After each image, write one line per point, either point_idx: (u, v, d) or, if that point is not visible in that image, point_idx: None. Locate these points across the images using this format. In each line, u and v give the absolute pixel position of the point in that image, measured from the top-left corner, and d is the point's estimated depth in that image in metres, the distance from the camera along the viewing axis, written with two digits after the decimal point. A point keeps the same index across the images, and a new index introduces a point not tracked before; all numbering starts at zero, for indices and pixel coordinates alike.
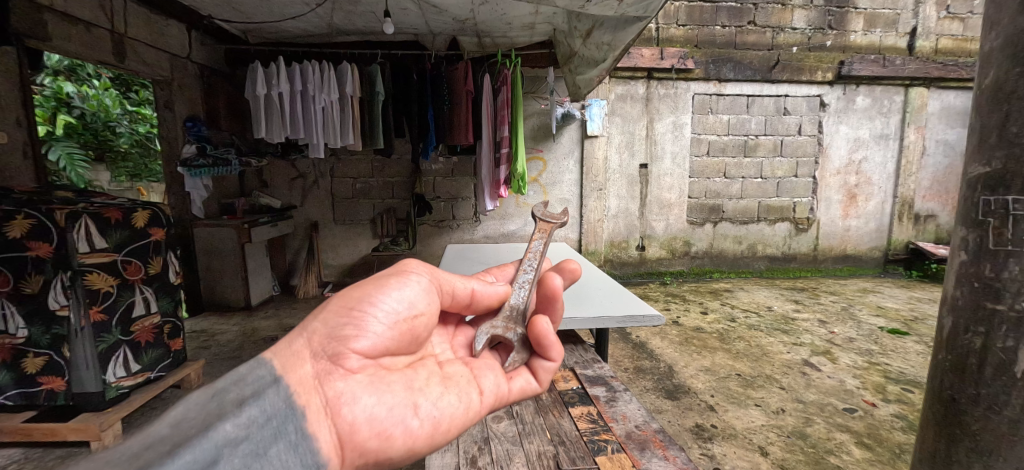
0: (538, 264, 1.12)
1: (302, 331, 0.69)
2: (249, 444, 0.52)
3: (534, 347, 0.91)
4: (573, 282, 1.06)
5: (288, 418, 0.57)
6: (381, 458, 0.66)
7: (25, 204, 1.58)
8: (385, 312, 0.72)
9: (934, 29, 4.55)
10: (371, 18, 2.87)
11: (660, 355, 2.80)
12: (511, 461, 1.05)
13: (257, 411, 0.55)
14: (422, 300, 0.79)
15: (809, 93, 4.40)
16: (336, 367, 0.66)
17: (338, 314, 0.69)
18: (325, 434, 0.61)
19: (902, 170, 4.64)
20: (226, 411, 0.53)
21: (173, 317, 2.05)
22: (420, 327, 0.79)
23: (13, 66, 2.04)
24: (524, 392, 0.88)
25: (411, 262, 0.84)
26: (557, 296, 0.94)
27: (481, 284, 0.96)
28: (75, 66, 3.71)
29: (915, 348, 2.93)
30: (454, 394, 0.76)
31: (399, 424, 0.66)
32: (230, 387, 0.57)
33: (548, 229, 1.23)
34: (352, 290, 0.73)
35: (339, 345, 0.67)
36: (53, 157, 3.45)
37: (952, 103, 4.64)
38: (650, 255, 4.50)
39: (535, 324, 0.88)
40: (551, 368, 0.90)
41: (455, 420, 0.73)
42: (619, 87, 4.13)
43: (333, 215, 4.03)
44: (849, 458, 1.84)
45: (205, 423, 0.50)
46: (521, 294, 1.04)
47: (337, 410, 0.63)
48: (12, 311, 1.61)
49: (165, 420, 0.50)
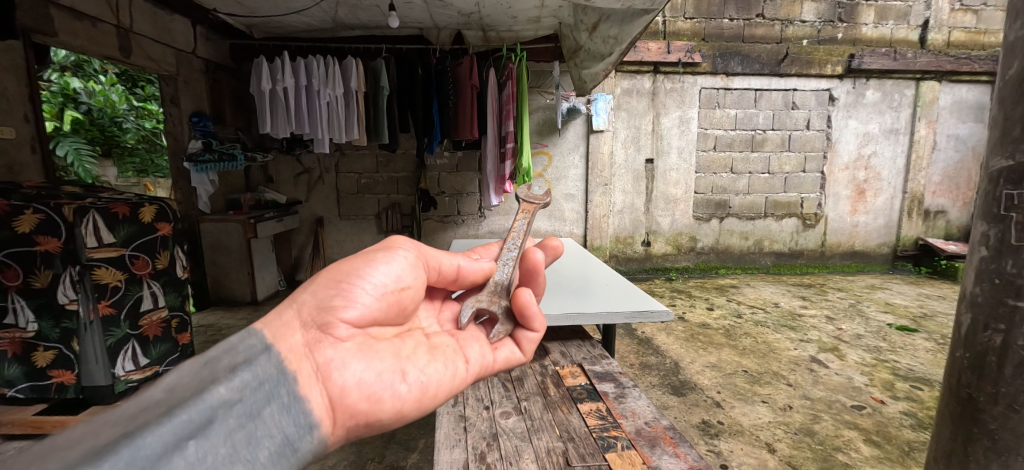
0: (522, 243, 1.06)
1: (291, 303, 0.67)
2: (243, 407, 0.51)
3: (517, 318, 0.92)
4: (556, 259, 1.08)
5: (280, 382, 0.56)
6: (371, 421, 0.65)
7: (33, 200, 1.59)
8: (374, 285, 0.72)
9: (947, 22, 4.46)
10: (376, 13, 2.85)
11: (665, 351, 2.78)
12: (520, 457, 1.05)
13: (250, 376, 0.53)
14: (408, 274, 0.79)
15: (818, 87, 4.33)
16: (326, 336, 0.65)
17: (326, 286, 0.69)
18: (316, 397, 0.59)
19: (912, 165, 4.58)
20: (219, 377, 0.51)
21: (181, 311, 2.07)
22: (407, 300, 0.78)
23: (20, 61, 2.05)
24: (509, 363, 0.89)
25: (398, 237, 0.84)
26: (539, 270, 0.99)
27: (466, 261, 0.95)
28: (81, 62, 3.77)
29: (925, 346, 2.89)
30: (441, 362, 0.76)
31: (389, 389, 0.66)
32: (222, 355, 0.55)
33: (532, 210, 1.15)
34: (340, 264, 0.72)
35: (328, 314, 0.66)
36: (61, 153, 3.47)
37: (965, 97, 4.55)
38: (656, 250, 4.48)
39: (518, 295, 0.89)
40: (535, 337, 0.90)
41: (443, 386, 0.74)
42: (625, 81, 4.10)
43: (338, 211, 4.03)
44: (858, 455, 1.83)
45: (198, 387, 0.49)
46: (505, 271, 1.00)
47: (327, 375, 0.62)
48: (20, 304, 1.61)
49: (158, 385, 0.49)
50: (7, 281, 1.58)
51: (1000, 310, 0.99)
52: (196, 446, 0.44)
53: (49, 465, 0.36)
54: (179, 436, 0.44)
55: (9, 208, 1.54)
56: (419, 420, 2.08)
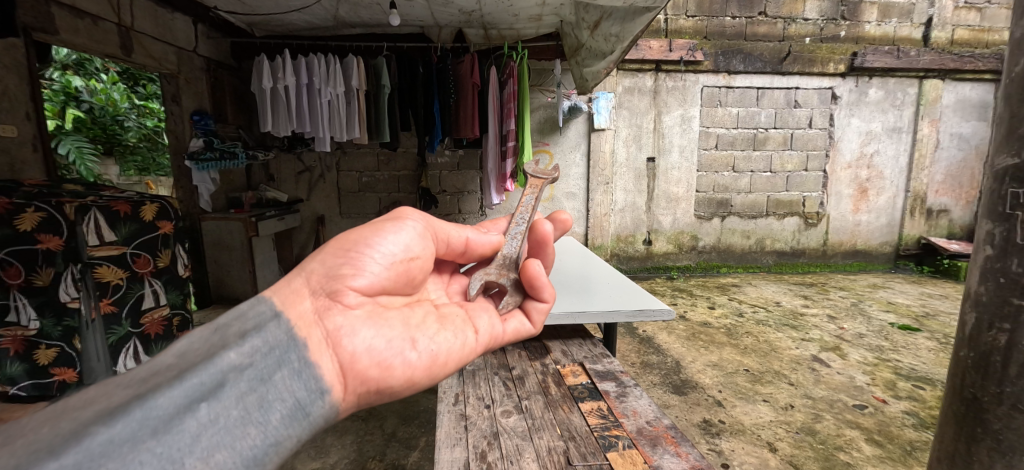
0: (531, 217, 1.08)
1: (299, 271, 0.67)
2: (254, 371, 0.50)
3: (526, 290, 0.94)
4: (564, 232, 1.08)
5: (291, 348, 0.55)
6: (383, 388, 0.65)
7: (33, 198, 1.54)
8: (383, 254, 0.73)
9: (950, 20, 4.43)
10: (376, 10, 2.85)
11: (667, 350, 2.78)
12: (521, 457, 1.04)
13: (260, 341, 0.52)
14: (416, 244, 0.80)
15: (820, 85, 4.32)
16: (335, 303, 0.65)
17: (335, 255, 0.69)
18: (327, 363, 0.59)
19: (915, 164, 4.56)
20: (229, 342, 0.51)
21: (182, 310, 2.11)
22: (416, 270, 0.80)
23: (22, 59, 2.05)
24: (518, 334, 0.91)
25: (405, 209, 0.84)
26: (547, 241, 1.02)
27: (475, 233, 0.98)
28: (83, 60, 3.78)
29: (927, 345, 2.88)
30: (450, 332, 0.78)
31: (399, 356, 0.66)
32: (232, 321, 0.54)
33: (540, 184, 1.18)
34: (349, 233, 0.73)
35: (337, 282, 0.67)
36: (62, 151, 3.46)
37: (968, 95, 4.53)
38: (657, 249, 4.47)
39: (528, 267, 0.91)
40: (544, 308, 0.93)
41: (453, 354, 0.75)
42: (627, 79, 4.09)
43: (340, 209, 4.04)
44: (860, 455, 1.82)
45: (208, 352, 0.48)
46: (514, 244, 1.04)
47: (338, 341, 0.62)
48: (22, 302, 1.52)
49: (170, 351, 0.49)
50: (8, 280, 1.48)
51: (1005, 309, 0.99)
52: (208, 408, 0.44)
53: (62, 427, 0.38)
54: (190, 399, 0.43)
55: (10, 206, 1.47)
56: (420, 418, 2.09)
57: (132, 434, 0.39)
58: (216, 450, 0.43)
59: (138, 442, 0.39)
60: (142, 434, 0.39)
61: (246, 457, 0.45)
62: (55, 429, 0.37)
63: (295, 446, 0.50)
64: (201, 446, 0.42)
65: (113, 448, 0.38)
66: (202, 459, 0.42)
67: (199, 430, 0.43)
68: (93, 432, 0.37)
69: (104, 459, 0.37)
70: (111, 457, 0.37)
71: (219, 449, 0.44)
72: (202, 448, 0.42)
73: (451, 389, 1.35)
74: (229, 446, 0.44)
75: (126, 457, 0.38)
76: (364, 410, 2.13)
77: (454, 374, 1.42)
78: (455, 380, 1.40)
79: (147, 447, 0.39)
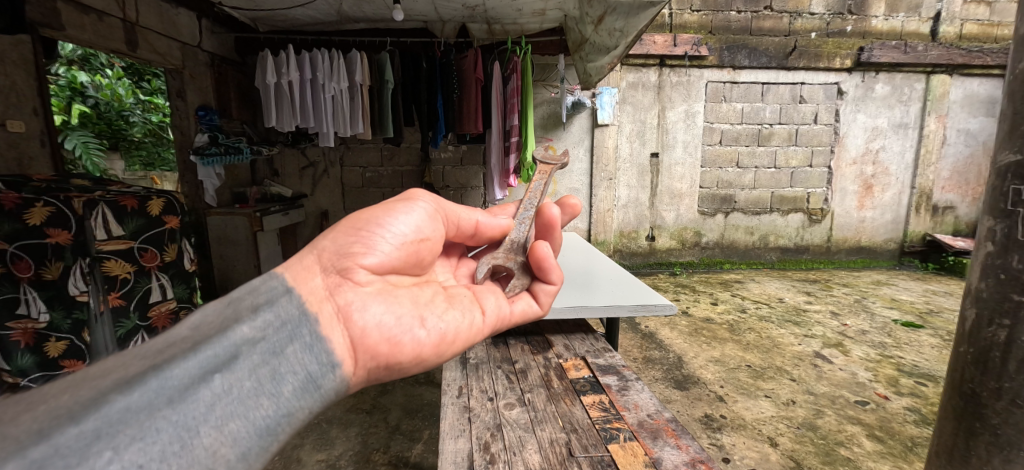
0: (538, 203, 1.12)
1: (310, 249, 0.68)
2: (267, 344, 0.51)
3: (535, 273, 0.95)
4: (572, 217, 1.08)
5: (302, 322, 0.56)
6: (392, 364, 0.67)
7: (44, 192, 1.56)
8: (394, 234, 0.75)
9: (959, 14, 4.38)
10: (380, 6, 2.85)
11: (669, 345, 2.79)
12: (523, 447, 1.06)
13: (272, 316, 0.54)
14: (426, 226, 0.82)
15: (826, 80, 4.28)
16: (346, 280, 0.66)
17: (347, 233, 0.70)
18: (338, 338, 0.60)
19: (921, 160, 4.52)
20: (243, 315, 0.52)
21: (189, 303, 2.12)
22: (425, 252, 0.82)
23: (29, 55, 2.07)
24: (526, 315, 0.92)
25: (416, 191, 0.86)
26: (554, 225, 0.99)
27: (484, 217, 1.01)
28: (88, 55, 3.82)
29: (931, 342, 2.88)
30: (458, 311, 0.79)
31: (408, 333, 0.68)
32: (244, 296, 0.56)
33: (548, 170, 1.20)
34: (361, 213, 0.74)
35: (347, 260, 0.68)
36: (69, 146, 3.50)
37: (976, 90, 4.49)
38: (660, 245, 4.48)
39: (535, 249, 0.92)
40: (552, 291, 0.93)
41: (461, 333, 0.76)
42: (631, 74, 4.06)
43: (344, 204, 4.09)
44: (860, 450, 1.84)
45: (221, 326, 0.50)
46: (522, 229, 1.07)
47: (348, 316, 0.63)
48: (32, 296, 1.53)
49: (185, 324, 0.50)
50: (18, 273, 1.50)
51: (1005, 305, 1.00)
52: (222, 379, 0.45)
53: (82, 395, 0.39)
54: (205, 370, 0.45)
55: (18, 201, 1.48)
56: (424, 411, 2.10)
57: (149, 402, 0.40)
58: (230, 420, 0.44)
59: (154, 410, 0.40)
60: (159, 402, 0.41)
61: (259, 427, 0.46)
62: (76, 396, 0.39)
63: (306, 418, 0.52)
64: (216, 416, 0.43)
65: (131, 415, 0.39)
66: (217, 428, 0.43)
67: (213, 400, 0.44)
68: (111, 400, 0.39)
69: (122, 426, 0.38)
70: (128, 424, 0.39)
71: (233, 418, 0.45)
72: (216, 417, 0.43)
73: (455, 382, 1.37)
74: (243, 416, 0.45)
75: (143, 423, 0.39)
76: (367, 404, 2.16)
77: (457, 366, 1.44)
78: (458, 373, 1.43)
79: (163, 414, 0.40)
